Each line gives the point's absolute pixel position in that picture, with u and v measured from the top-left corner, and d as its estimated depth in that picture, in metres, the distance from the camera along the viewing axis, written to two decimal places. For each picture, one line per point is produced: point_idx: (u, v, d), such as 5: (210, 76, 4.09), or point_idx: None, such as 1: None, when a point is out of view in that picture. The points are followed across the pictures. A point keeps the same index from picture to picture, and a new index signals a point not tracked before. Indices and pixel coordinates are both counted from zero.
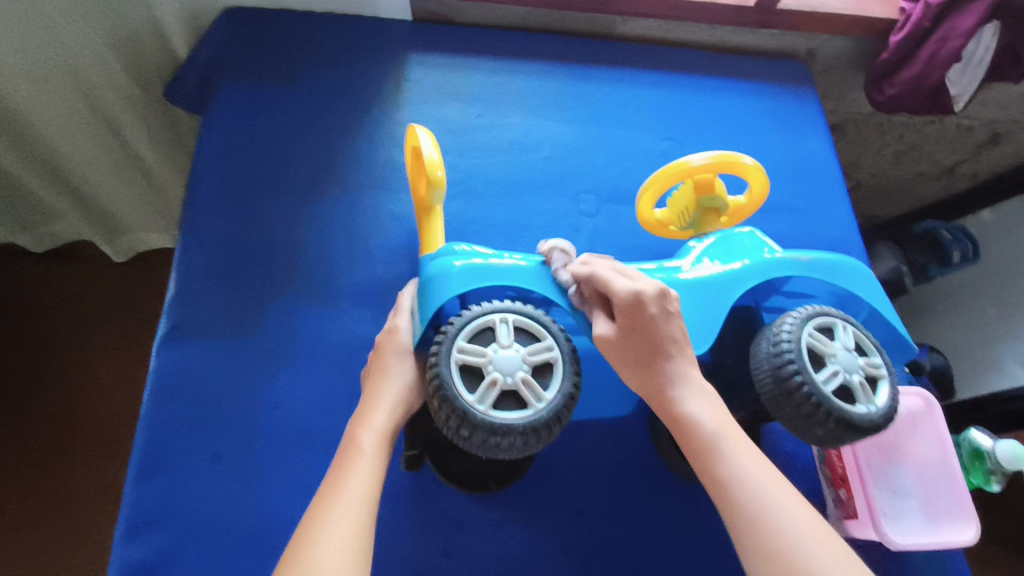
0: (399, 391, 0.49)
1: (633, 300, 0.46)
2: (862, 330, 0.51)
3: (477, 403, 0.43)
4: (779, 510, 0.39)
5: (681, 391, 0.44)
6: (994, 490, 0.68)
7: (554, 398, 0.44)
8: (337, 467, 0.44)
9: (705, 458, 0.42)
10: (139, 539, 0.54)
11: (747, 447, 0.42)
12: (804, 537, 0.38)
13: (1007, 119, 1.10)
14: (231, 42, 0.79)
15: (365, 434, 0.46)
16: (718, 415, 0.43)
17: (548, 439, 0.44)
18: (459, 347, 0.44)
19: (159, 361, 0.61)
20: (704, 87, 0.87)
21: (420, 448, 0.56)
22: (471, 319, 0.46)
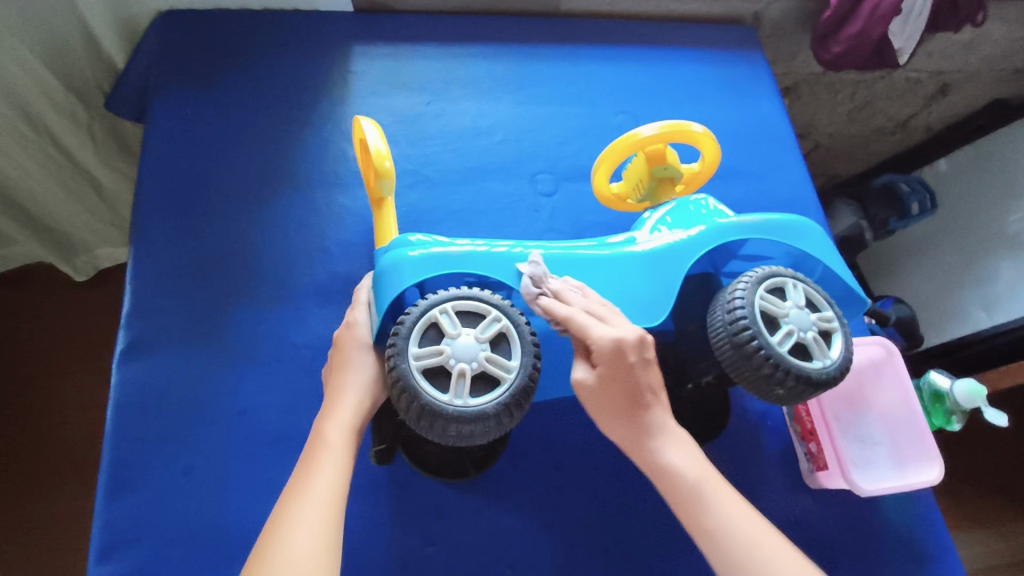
0: (366, 385, 0.49)
1: (613, 350, 0.46)
2: (812, 286, 0.52)
3: (416, 371, 0.43)
4: (768, 554, 0.42)
5: (658, 442, 0.46)
6: (955, 429, 0.70)
7: (474, 406, 0.43)
8: (304, 463, 0.44)
9: (692, 512, 0.44)
10: (115, 558, 0.54)
11: (727, 491, 0.45)
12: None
13: (953, 70, 1.12)
14: (169, 46, 0.77)
15: (331, 428, 0.46)
16: (695, 464, 0.46)
17: (440, 431, 0.43)
18: (430, 316, 0.45)
19: (119, 379, 0.60)
20: (653, 59, 0.88)
21: (388, 442, 0.55)
22: (456, 298, 0.46)
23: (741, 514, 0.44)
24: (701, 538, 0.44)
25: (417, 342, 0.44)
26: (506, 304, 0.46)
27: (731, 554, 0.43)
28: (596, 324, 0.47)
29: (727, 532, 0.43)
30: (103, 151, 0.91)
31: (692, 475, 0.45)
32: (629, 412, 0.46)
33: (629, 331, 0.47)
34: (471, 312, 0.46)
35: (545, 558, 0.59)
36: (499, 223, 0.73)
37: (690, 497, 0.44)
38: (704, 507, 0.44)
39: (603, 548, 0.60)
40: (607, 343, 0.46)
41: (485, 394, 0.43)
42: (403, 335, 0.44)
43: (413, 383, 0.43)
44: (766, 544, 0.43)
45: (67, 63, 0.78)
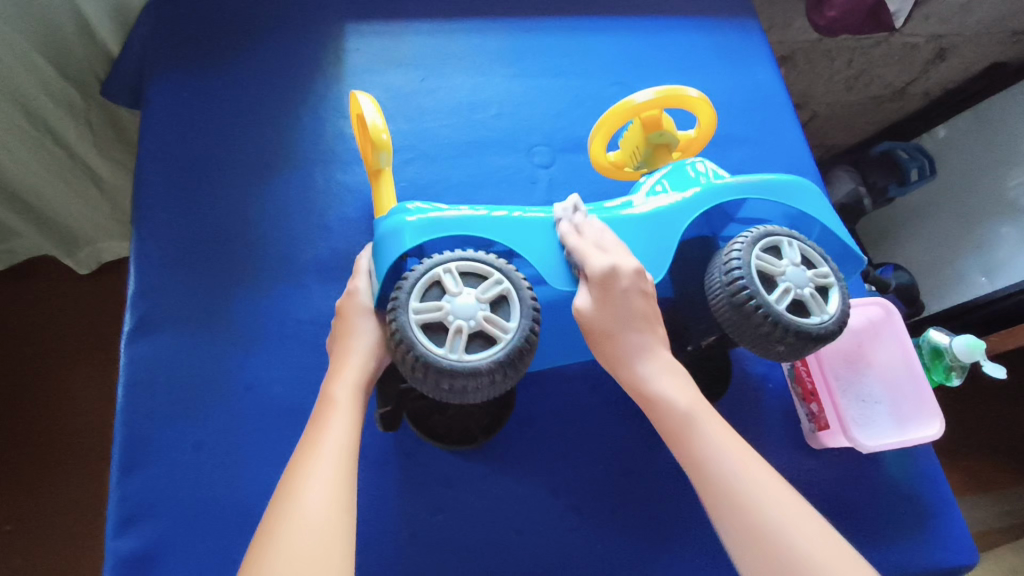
0: (375, 346, 0.49)
1: (609, 273, 0.48)
2: (808, 243, 0.52)
3: (415, 324, 0.44)
4: (754, 491, 0.43)
5: (647, 367, 0.48)
6: (955, 385, 0.70)
7: (467, 360, 0.43)
8: (315, 422, 0.45)
9: (680, 435, 0.46)
10: (132, 531, 0.55)
11: (720, 426, 0.47)
12: (782, 518, 0.42)
13: (951, 33, 1.11)
14: (161, 29, 0.76)
15: (338, 388, 0.47)
16: (686, 392, 0.47)
17: (429, 382, 0.44)
18: (433, 274, 0.45)
19: (127, 358, 0.61)
20: (648, 29, 0.87)
21: (393, 405, 0.56)
22: (460, 258, 0.46)
23: (735, 446, 0.45)
24: (691, 466, 0.46)
25: (419, 298, 0.45)
26: (508, 267, 0.46)
27: (719, 478, 0.44)
28: (596, 253, 0.50)
29: (719, 465, 0.45)
30: (100, 140, 0.91)
31: (682, 402, 0.47)
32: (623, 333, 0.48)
33: (628, 260, 0.50)
34: (474, 271, 0.46)
35: (553, 520, 0.60)
36: (497, 196, 0.73)
37: (681, 425, 0.46)
38: (694, 435, 0.46)
39: (609, 509, 0.61)
40: (604, 266, 0.49)
41: (480, 351, 0.44)
42: (405, 290, 0.45)
43: (410, 335, 0.43)
44: (758, 479, 0.44)
45: (62, 51, 0.78)
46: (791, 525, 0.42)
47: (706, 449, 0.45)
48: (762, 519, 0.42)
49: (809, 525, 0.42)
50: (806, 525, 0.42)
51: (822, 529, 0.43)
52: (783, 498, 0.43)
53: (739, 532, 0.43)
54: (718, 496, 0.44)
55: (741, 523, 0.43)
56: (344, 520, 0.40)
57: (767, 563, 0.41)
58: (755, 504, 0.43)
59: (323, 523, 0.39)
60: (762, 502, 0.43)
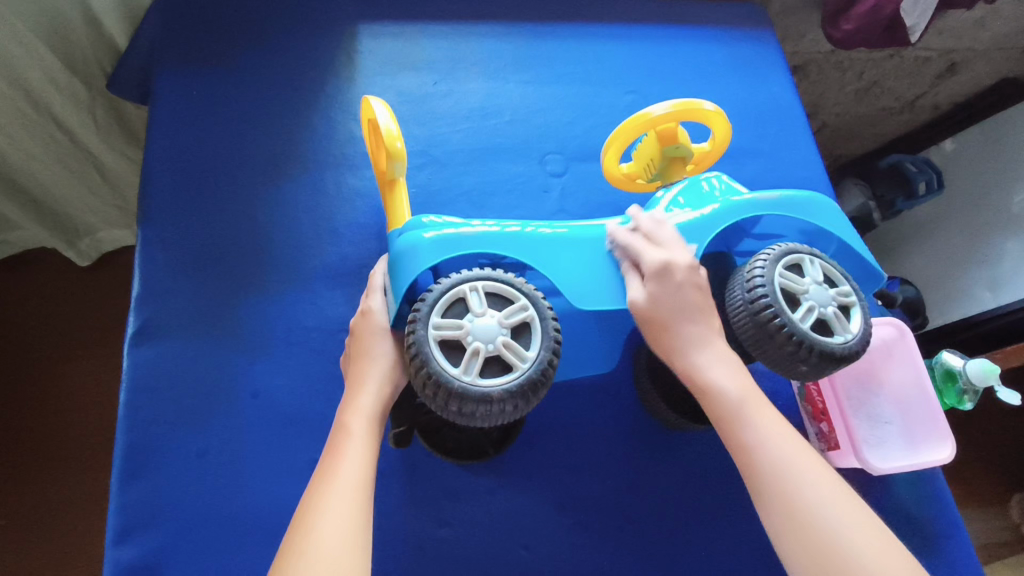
0: (390, 373, 0.48)
1: (663, 267, 0.49)
2: (829, 261, 0.52)
3: (434, 341, 0.43)
4: (754, 423, 0.45)
5: (704, 357, 0.47)
6: (966, 408, 0.69)
7: (481, 386, 0.42)
8: (330, 450, 0.45)
9: (706, 393, 0.46)
10: (134, 540, 0.54)
11: (742, 371, 0.47)
12: (782, 449, 0.44)
13: (963, 48, 1.12)
14: (170, 24, 0.75)
15: (353, 415, 0.46)
16: (739, 380, 0.46)
17: (443, 405, 0.43)
18: (458, 291, 0.45)
19: (130, 364, 0.60)
20: (662, 37, 0.86)
21: (406, 425, 0.55)
22: (485, 278, 0.46)
23: (738, 377, 0.47)
24: (739, 452, 0.45)
25: (440, 314, 0.44)
26: (533, 292, 0.46)
27: (723, 406, 0.46)
28: (653, 250, 0.50)
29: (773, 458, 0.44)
30: (104, 134, 0.90)
31: (735, 392, 0.46)
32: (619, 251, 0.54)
33: (684, 255, 0.50)
34: (498, 294, 0.45)
35: (559, 538, 0.59)
36: (509, 204, 0.72)
37: (712, 394, 0.46)
38: (745, 424, 0.45)
39: (618, 526, 0.60)
40: (659, 261, 0.49)
41: (495, 377, 0.43)
42: (427, 305, 0.44)
43: (427, 351, 0.43)
44: (761, 416, 0.45)
45: (68, 43, 0.77)
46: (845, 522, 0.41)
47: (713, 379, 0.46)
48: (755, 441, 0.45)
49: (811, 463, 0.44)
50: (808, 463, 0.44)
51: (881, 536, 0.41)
52: (839, 498, 0.42)
53: (784, 525, 0.42)
54: (724, 422, 0.46)
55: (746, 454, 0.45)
56: (361, 555, 0.39)
57: (765, 485, 0.43)
58: (756, 430, 0.45)
59: (342, 559, 0.38)
60: (813, 497, 0.42)
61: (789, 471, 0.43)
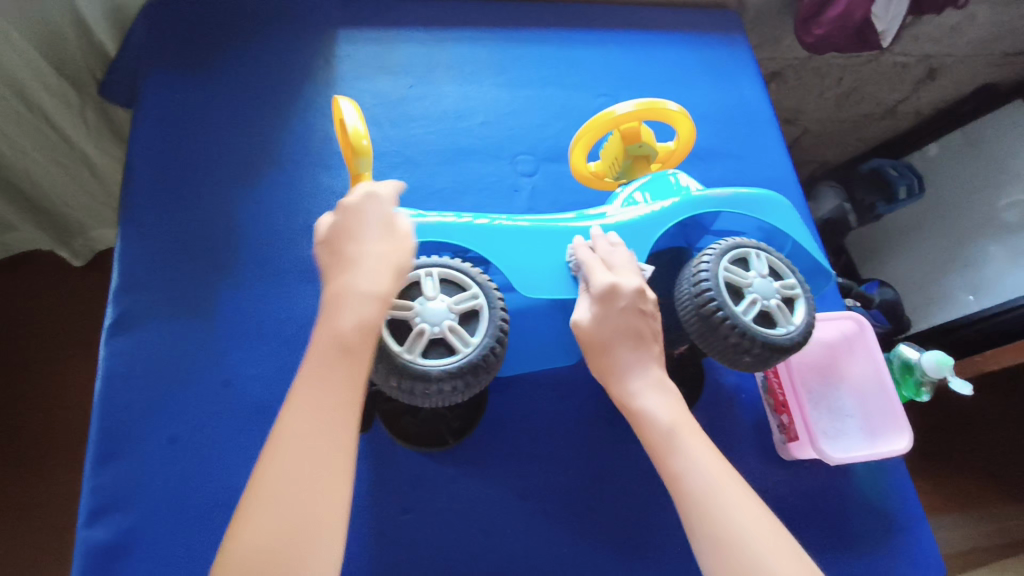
0: (392, 262, 0.44)
1: (609, 290, 0.50)
2: (776, 254, 0.53)
3: (384, 320, 0.45)
4: (692, 454, 0.46)
5: (637, 386, 0.49)
6: (924, 400, 0.70)
7: (419, 365, 0.44)
8: (317, 360, 0.41)
9: (658, 447, 0.47)
10: (104, 521, 0.56)
11: (679, 407, 0.48)
12: (709, 474, 0.45)
13: (941, 54, 1.14)
14: (156, 29, 0.78)
15: (346, 318, 0.42)
16: (672, 408, 0.48)
17: (383, 381, 0.45)
18: (414, 274, 0.47)
19: (107, 352, 0.61)
20: (636, 42, 0.89)
21: (362, 406, 0.58)
22: (442, 264, 0.47)
23: (672, 405, 0.48)
24: (671, 479, 0.46)
25: (394, 294, 0.46)
26: (486, 282, 0.47)
27: (669, 444, 0.47)
28: (602, 270, 0.51)
29: (702, 482, 0.45)
30: (96, 134, 0.93)
31: (667, 419, 0.47)
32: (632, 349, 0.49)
33: (631, 279, 0.51)
34: (453, 280, 0.47)
35: (520, 524, 0.60)
36: (480, 202, 0.74)
37: (663, 437, 0.47)
38: (674, 450, 0.46)
39: (578, 515, 0.62)
40: (605, 283, 0.50)
41: (436, 358, 0.45)
42: None
43: (375, 327, 0.45)
44: (692, 443, 0.46)
45: (61, 48, 0.80)
46: (753, 531, 0.43)
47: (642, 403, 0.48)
48: (691, 479, 0.45)
49: (740, 495, 0.44)
50: (738, 495, 0.44)
51: (799, 557, 0.42)
52: (754, 513, 0.44)
53: (707, 539, 0.43)
54: (659, 450, 0.47)
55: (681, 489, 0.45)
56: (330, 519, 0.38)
57: (701, 516, 0.44)
58: (691, 465, 0.46)
59: (312, 521, 0.37)
60: (745, 525, 0.43)
61: (720, 504, 0.44)
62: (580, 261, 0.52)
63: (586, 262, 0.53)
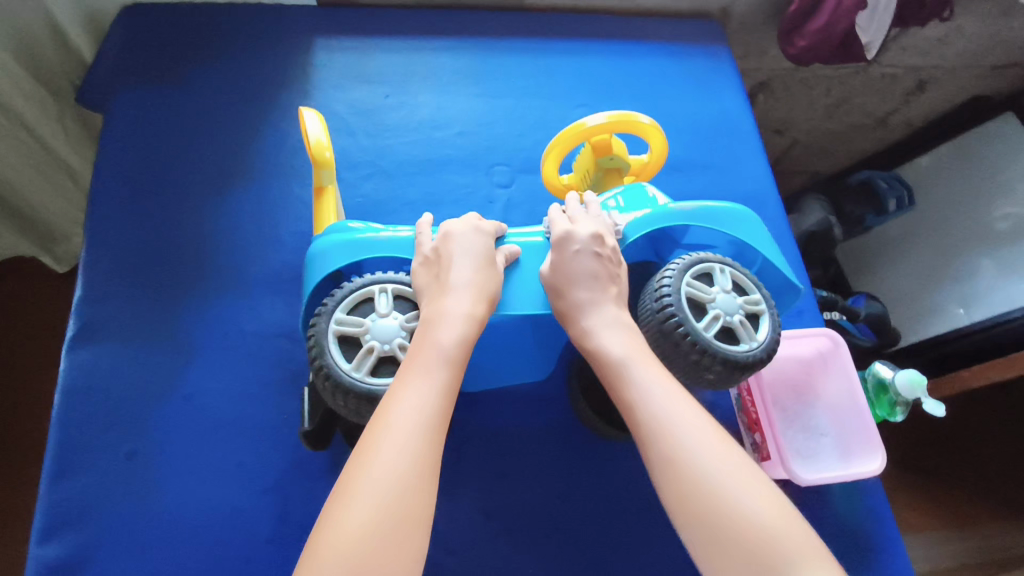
0: (485, 286, 0.47)
1: (564, 236, 0.52)
2: (741, 269, 0.52)
3: (335, 337, 0.45)
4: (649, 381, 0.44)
5: (590, 323, 0.48)
6: (898, 420, 0.69)
7: (366, 383, 0.44)
8: (406, 365, 0.42)
9: (612, 378, 0.45)
10: (57, 538, 0.54)
11: (639, 342, 0.47)
12: (667, 396, 0.43)
13: (929, 66, 1.13)
14: (130, 38, 0.77)
15: (447, 334, 0.43)
16: (627, 342, 0.46)
17: (331, 399, 0.44)
18: (368, 290, 0.47)
19: (69, 364, 0.61)
20: (616, 53, 0.88)
21: (316, 422, 0.54)
22: (396, 282, 0.48)
23: (629, 340, 0.46)
24: (624, 407, 0.44)
25: (346, 310, 0.46)
26: None
27: (627, 378, 0.44)
28: (563, 221, 0.54)
29: (657, 408, 0.42)
30: (76, 142, 0.92)
31: (620, 351, 0.45)
32: (582, 286, 0.49)
33: (587, 227, 0.53)
34: (408, 298, 0.48)
35: (485, 543, 0.59)
36: (454, 214, 0.74)
37: (617, 369, 0.45)
38: (628, 377, 0.44)
39: (544, 534, 0.60)
40: (561, 230, 0.52)
41: (385, 377, 0.44)
42: (333, 301, 0.46)
43: (324, 345, 0.45)
44: (649, 369, 0.44)
45: (36, 55, 0.79)
46: (706, 448, 0.40)
47: (596, 339, 0.46)
48: (647, 403, 0.43)
49: (698, 419, 0.42)
50: (696, 418, 0.42)
51: (758, 481, 0.39)
52: (709, 434, 0.41)
53: (660, 461, 0.40)
54: (615, 376, 0.45)
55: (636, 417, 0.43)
56: (420, 528, 0.35)
57: (654, 441, 0.41)
58: (647, 391, 0.43)
59: (398, 520, 0.35)
60: (698, 449, 0.40)
61: (676, 429, 0.41)
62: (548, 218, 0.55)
63: (553, 216, 0.55)
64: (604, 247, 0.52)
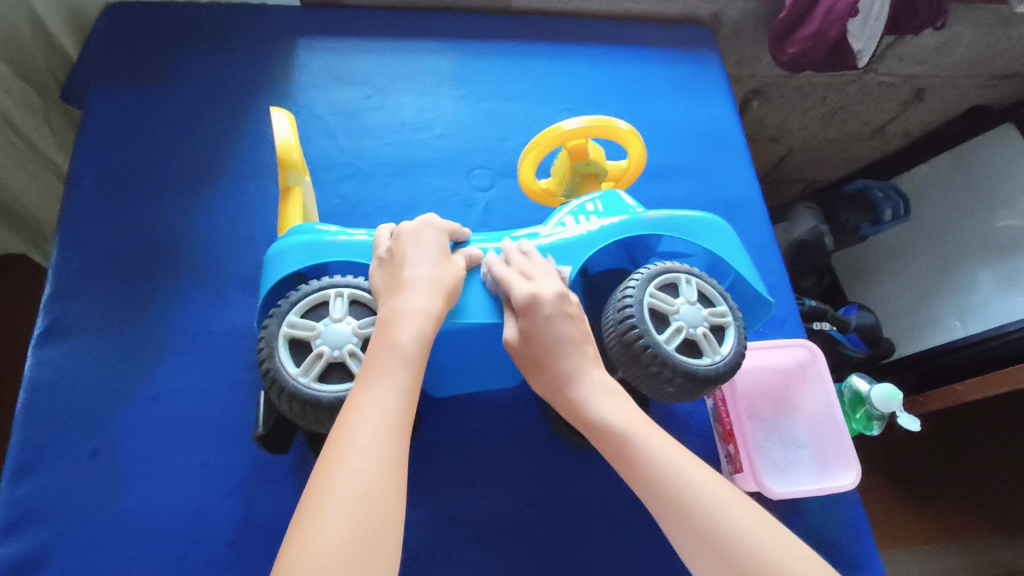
0: (442, 283, 0.46)
1: (530, 300, 0.48)
2: (708, 280, 0.51)
3: (286, 340, 0.45)
4: (648, 446, 0.43)
5: (584, 392, 0.46)
6: (875, 434, 0.68)
7: (310, 388, 0.43)
8: (366, 370, 0.40)
9: (617, 453, 0.44)
10: (14, 538, 0.54)
11: (631, 409, 0.45)
12: (671, 465, 0.42)
13: (927, 75, 1.12)
14: (112, 36, 0.77)
15: (404, 333, 0.42)
16: (623, 410, 0.45)
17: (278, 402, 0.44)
18: (323, 294, 0.46)
19: (35, 361, 0.60)
20: (603, 57, 0.88)
21: (268, 428, 0.52)
22: (353, 286, 0.47)
23: (622, 408, 0.45)
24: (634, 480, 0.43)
25: (300, 313, 0.46)
26: None
27: (628, 449, 0.43)
28: (520, 281, 0.50)
29: (663, 470, 0.42)
30: (62, 139, 0.92)
31: (619, 422, 0.44)
32: (564, 354, 0.47)
33: (550, 285, 0.49)
34: (364, 303, 0.47)
35: (450, 551, 0.58)
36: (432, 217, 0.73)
37: (619, 442, 0.44)
38: (631, 448, 0.43)
39: (511, 543, 0.59)
40: (525, 294, 0.48)
41: (332, 383, 0.44)
42: (288, 303, 0.46)
43: (274, 347, 0.45)
44: (647, 434, 0.44)
45: (20, 52, 0.79)
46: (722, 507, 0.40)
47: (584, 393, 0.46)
48: (653, 469, 0.42)
49: (705, 478, 0.41)
50: (702, 477, 0.41)
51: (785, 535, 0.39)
52: (723, 492, 0.41)
53: (682, 533, 0.40)
54: (617, 454, 0.44)
55: (647, 486, 0.42)
56: (393, 534, 0.34)
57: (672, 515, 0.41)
58: (651, 460, 0.42)
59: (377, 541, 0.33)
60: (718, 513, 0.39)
61: (689, 495, 0.40)
62: (494, 273, 0.51)
63: (498, 274, 0.51)
64: (571, 308, 0.49)
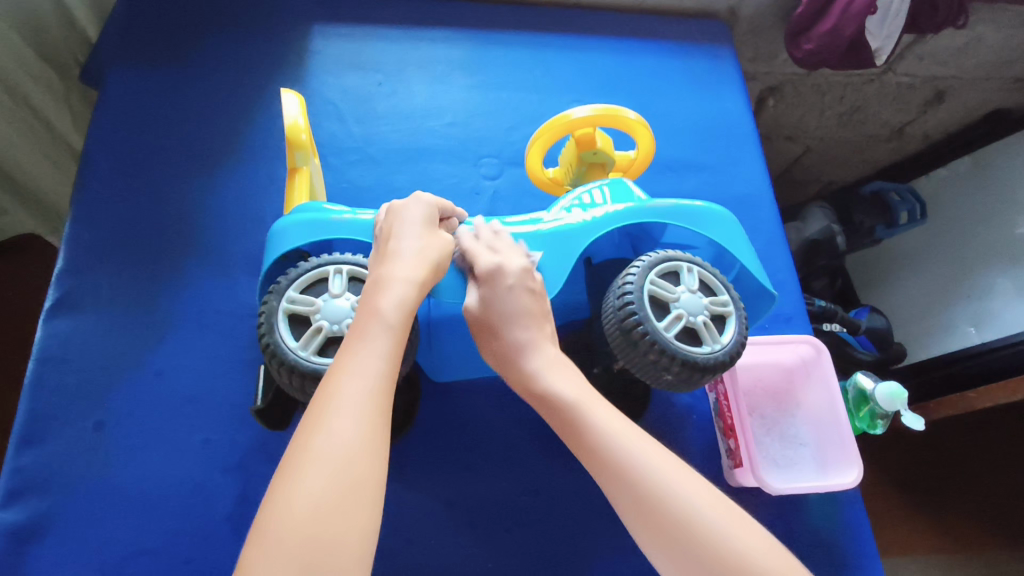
0: (429, 254, 0.46)
1: (495, 271, 0.48)
2: (710, 268, 0.51)
3: (285, 315, 0.45)
4: (597, 418, 0.43)
5: (537, 364, 0.46)
6: (879, 433, 0.67)
7: (309, 361, 0.44)
8: (353, 334, 0.40)
9: (569, 424, 0.43)
10: (17, 504, 0.55)
11: (584, 386, 0.45)
12: (626, 442, 0.41)
13: (947, 76, 1.10)
14: (128, 17, 0.78)
15: (387, 299, 0.42)
16: (577, 385, 0.45)
17: (278, 376, 0.45)
18: (323, 271, 0.47)
19: (45, 333, 0.61)
20: (616, 49, 0.87)
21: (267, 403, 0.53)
22: (353, 262, 0.47)
23: (572, 379, 0.45)
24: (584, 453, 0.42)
25: (299, 289, 0.46)
26: None
27: (583, 421, 0.43)
28: (486, 253, 0.50)
29: (616, 450, 0.41)
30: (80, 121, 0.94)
31: (571, 395, 0.44)
32: (519, 327, 0.47)
33: (517, 259, 0.49)
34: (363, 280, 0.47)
35: (444, 535, 0.58)
36: None
37: (568, 415, 0.43)
38: (581, 421, 0.43)
39: (505, 530, 0.59)
40: (490, 264, 0.49)
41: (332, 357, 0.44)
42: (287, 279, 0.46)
43: (274, 322, 0.45)
44: (598, 412, 0.43)
45: (40, 32, 0.81)
46: (676, 483, 0.39)
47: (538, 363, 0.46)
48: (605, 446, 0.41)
49: (659, 456, 0.41)
50: (655, 455, 0.41)
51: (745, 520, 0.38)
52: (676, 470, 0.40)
53: (631, 505, 0.40)
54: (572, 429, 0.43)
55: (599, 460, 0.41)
56: (368, 488, 0.34)
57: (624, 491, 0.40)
58: (604, 437, 0.42)
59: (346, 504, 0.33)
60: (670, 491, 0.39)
61: (638, 471, 0.40)
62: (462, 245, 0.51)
63: (467, 245, 0.51)
64: (535, 283, 0.49)
